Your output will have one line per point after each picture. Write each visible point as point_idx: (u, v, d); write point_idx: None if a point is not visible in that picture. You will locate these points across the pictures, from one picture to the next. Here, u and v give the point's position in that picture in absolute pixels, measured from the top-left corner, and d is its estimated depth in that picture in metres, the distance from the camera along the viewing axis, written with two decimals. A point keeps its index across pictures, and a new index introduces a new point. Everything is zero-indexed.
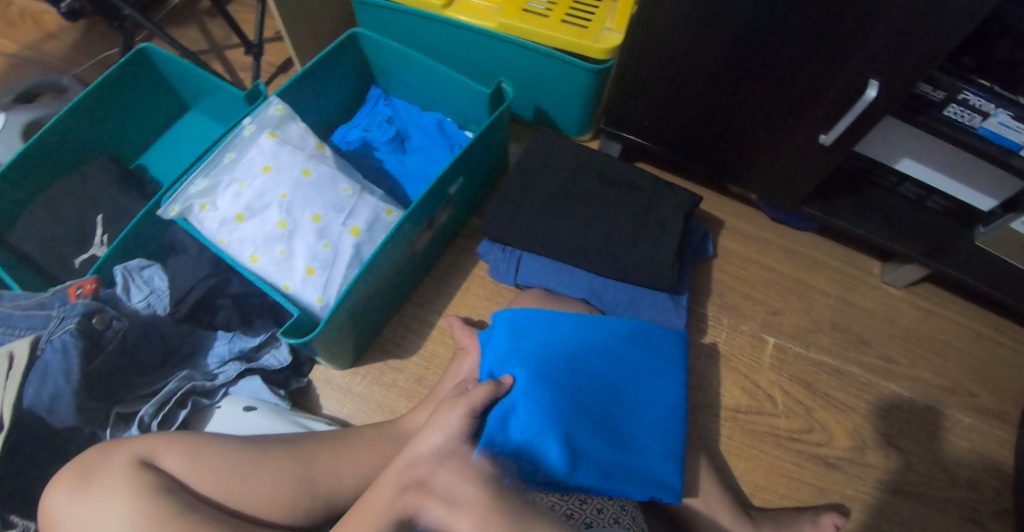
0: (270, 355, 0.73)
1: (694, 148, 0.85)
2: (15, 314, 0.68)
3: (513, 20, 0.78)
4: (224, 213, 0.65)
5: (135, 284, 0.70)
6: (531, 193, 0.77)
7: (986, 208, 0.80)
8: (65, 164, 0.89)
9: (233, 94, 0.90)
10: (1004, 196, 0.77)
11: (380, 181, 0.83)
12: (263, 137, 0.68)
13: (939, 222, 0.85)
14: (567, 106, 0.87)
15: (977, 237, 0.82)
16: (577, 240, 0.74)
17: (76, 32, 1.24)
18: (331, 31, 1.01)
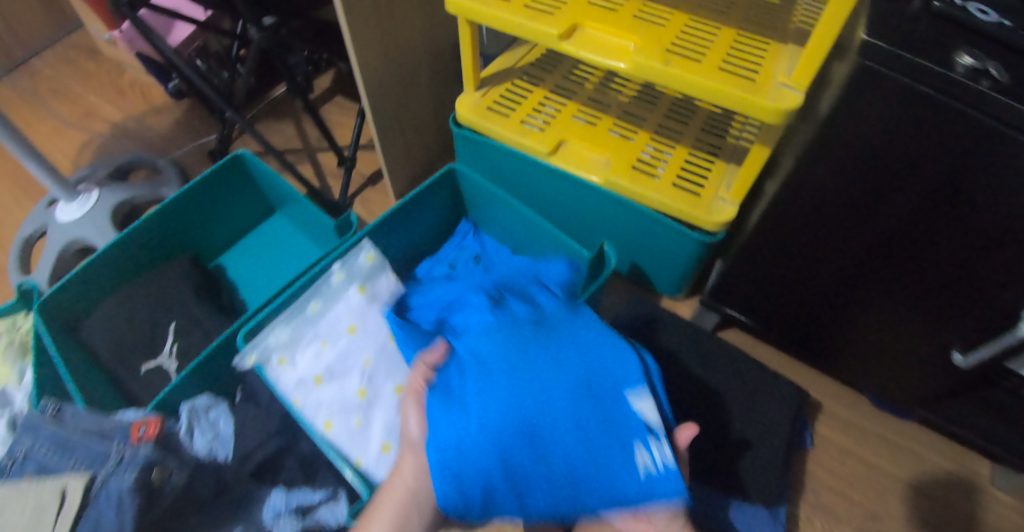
0: (325, 508, 0.68)
1: (799, 331, 0.80)
2: (74, 440, 0.65)
3: (620, 179, 0.76)
4: (303, 372, 0.62)
5: (199, 427, 0.68)
6: None
7: None
8: (147, 259, 0.88)
9: (311, 211, 0.87)
10: None
11: None
12: (352, 292, 0.66)
13: None
14: (667, 265, 0.84)
15: None
16: None
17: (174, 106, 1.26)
18: (425, 151, 1.01)
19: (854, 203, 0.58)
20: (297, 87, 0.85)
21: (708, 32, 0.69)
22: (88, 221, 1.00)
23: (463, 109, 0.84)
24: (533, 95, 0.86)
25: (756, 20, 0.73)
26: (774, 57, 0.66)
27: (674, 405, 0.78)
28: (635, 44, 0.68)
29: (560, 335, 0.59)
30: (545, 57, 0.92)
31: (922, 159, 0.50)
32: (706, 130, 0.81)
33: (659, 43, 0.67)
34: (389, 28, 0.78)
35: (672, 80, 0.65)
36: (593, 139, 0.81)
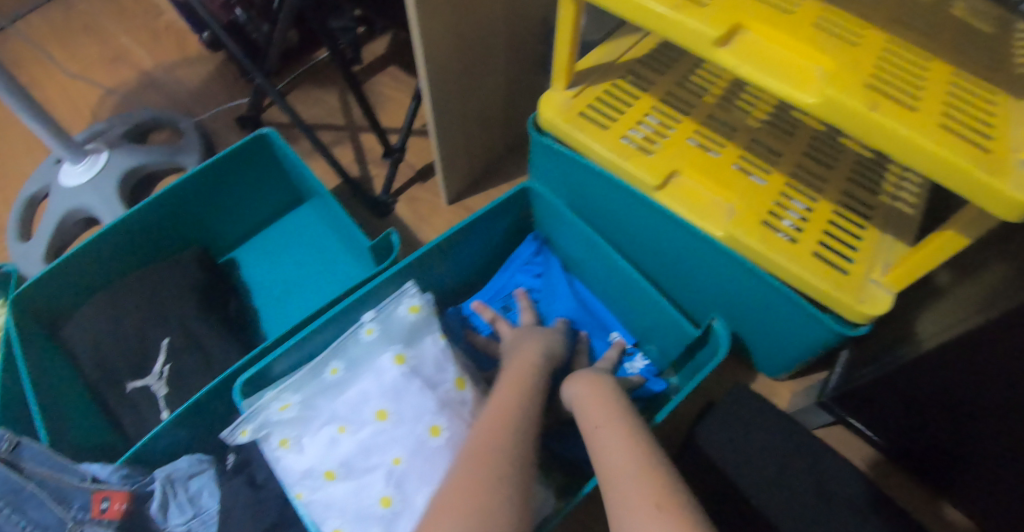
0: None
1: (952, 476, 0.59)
2: (25, 495, 0.49)
3: (748, 236, 0.57)
4: (312, 463, 0.47)
5: (177, 500, 0.53)
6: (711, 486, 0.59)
7: None
8: (153, 250, 0.75)
9: (343, 216, 0.69)
10: None
11: None
12: (387, 359, 0.50)
13: None
14: (779, 345, 0.65)
15: None
16: None
17: (204, 53, 1.07)
18: (492, 147, 0.82)
19: None
20: (340, 57, 0.67)
21: (914, 67, 0.52)
22: (91, 188, 0.85)
23: (548, 111, 0.65)
24: (639, 103, 0.67)
25: (981, 59, 0.53)
26: (1005, 121, 0.48)
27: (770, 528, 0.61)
28: (822, 69, 0.50)
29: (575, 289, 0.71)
30: (654, 53, 0.71)
31: None
32: (858, 180, 0.62)
33: (855, 70, 0.49)
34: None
35: (868, 127, 0.47)
36: (715, 174, 0.62)
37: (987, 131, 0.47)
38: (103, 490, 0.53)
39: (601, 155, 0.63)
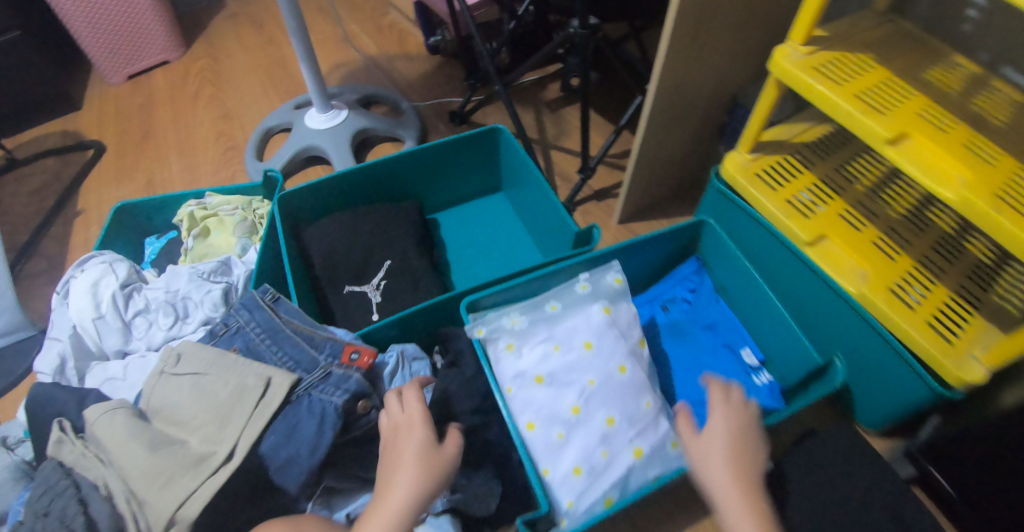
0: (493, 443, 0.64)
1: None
2: (284, 333, 0.67)
3: (877, 298, 0.71)
4: (525, 366, 0.62)
5: (403, 373, 0.68)
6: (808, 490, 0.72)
7: None
8: (382, 194, 0.93)
9: (547, 203, 0.86)
10: None
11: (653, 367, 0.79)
12: (596, 309, 0.65)
13: None
14: (882, 398, 0.77)
15: None
16: None
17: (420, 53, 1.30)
18: (659, 188, 1.00)
19: None
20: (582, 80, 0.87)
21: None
22: (331, 134, 1.06)
23: (731, 167, 0.82)
24: (801, 178, 0.83)
25: None
26: None
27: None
28: (962, 175, 0.63)
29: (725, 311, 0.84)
30: (822, 141, 0.88)
31: None
32: (972, 280, 0.74)
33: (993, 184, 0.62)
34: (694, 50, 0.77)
35: (998, 230, 0.60)
36: (858, 248, 0.77)
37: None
38: (353, 346, 0.65)
39: (769, 210, 0.79)
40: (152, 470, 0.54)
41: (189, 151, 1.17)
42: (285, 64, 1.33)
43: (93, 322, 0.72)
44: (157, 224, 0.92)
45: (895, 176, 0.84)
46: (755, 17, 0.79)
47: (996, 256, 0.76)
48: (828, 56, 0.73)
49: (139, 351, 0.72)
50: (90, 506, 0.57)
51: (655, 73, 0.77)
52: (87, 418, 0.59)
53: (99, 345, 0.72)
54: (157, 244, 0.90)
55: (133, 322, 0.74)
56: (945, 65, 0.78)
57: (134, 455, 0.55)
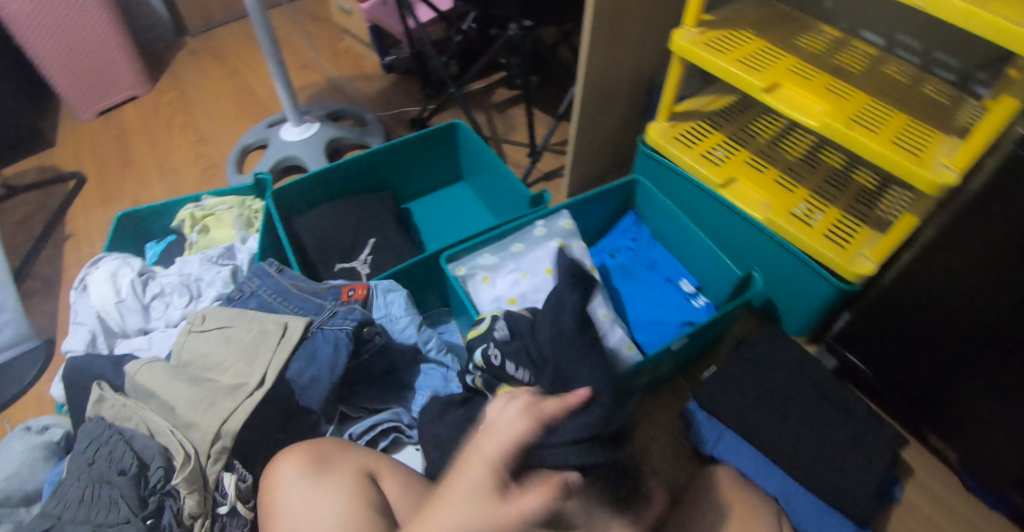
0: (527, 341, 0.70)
1: (917, 391, 0.89)
2: (293, 293, 0.80)
3: (780, 220, 0.88)
4: (499, 292, 0.76)
5: (378, 302, 0.80)
6: (745, 386, 0.87)
7: None
8: (360, 187, 1.05)
9: (505, 181, 0.99)
10: None
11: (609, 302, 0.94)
12: (552, 243, 0.79)
13: None
14: (801, 306, 0.93)
15: None
16: (778, 445, 0.81)
17: (377, 72, 1.43)
18: (601, 164, 1.15)
19: (996, 270, 0.70)
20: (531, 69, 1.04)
21: (882, 114, 0.85)
22: (305, 144, 1.17)
23: (653, 133, 0.99)
24: (711, 137, 1.01)
25: (929, 116, 0.85)
26: (935, 148, 0.79)
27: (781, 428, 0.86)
28: (823, 108, 0.83)
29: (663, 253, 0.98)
30: (728, 107, 1.07)
31: None
32: (857, 201, 0.92)
33: (845, 114, 0.83)
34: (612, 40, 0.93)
35: (856, 144, 0.80)
36: (761, 186, 0.94)
37: (924, 147, 0.79)
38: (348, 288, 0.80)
39: (687, 163, 0.95)
40: (197, 397, 0.66)
41: (170, 173, 1.26)
42: (252, 92, 1.44)
43: (115, 306, 0.83)
44: (156, 231, 1.02)
45: (787, 131, 1.04)
46: (660, 11, 0.97)
47: (877, 184, 0.95)
48: (714, 35, 0.92)
49: (158, 327, 0.83)
50: (134, 442, 0.66)
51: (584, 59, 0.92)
52: (129, 369, 0.70)
53: (122, 325, 0.83)
54: (157, 248, 0.99)
55: (151, 304, 0.85)
56: (810, 34, 0.99)
57: (179, 390, 0.67)
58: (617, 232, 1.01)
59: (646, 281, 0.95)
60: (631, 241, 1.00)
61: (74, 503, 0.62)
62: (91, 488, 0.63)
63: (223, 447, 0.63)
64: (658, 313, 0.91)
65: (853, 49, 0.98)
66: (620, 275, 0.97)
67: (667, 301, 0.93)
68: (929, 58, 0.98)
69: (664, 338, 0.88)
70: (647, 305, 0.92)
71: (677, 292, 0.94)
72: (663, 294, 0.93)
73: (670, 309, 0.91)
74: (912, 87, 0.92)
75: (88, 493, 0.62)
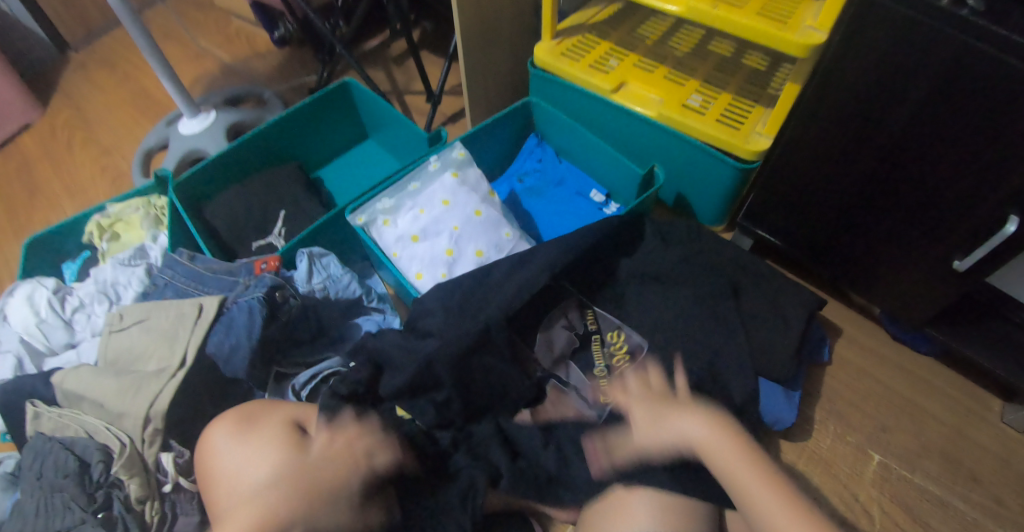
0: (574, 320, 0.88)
1: (829, 259, 0.91)
2: (206, 275, 0.81)
3: (673, 113, 0.86)
4: (402, 231, 0.80)
5: (316, 268, 0.83)
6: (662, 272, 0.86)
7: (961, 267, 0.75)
8: (263, 162, 1.04)
9: (404, 129, 1.00)
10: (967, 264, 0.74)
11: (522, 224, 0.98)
12: (446, 175, 0.83)
13: None
14: (711, 197, 0.94)
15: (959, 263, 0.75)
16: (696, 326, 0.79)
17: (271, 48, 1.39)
18: (501, 96, 1.15)
19: (865, 112, 0.71)
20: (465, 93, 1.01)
21: None
22: (205, 133, 1.15)
23: (541, 54, 0.94)
24: (599, 47, 0.96)
25: None
26: (806, 11, 0.77)
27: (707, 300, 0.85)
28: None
29: (569, 169, 1.03)
30: (615, 14, 1.02)
31: (917, 77, 0.64)
32: (751, 82, 0.90)
33: None
34: None
35: (722, 23, 0.78)
36: (651, 82, 0.91)
37: (792, 13, 0.78)
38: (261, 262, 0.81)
39: (575, 76, 0.91)
40: (123, 388, 0.68)
41: (79, 192, 1.24)
42: (150, 94, 1.41)
43: (37, 327, 0.83)
44: (69, 249, 1.01)
45: (676, 29, 0.99)
46: None
47: (770, 63, 0.93)
48: None
49: (85, 337, 0.84)
50: (75, 445, 0.67)
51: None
52: (56, 379, 0.71)
53: (47, 344, 0.83)
54: (72, 266, 0.98)
55: (73, 318, 0.85)
56: None
57: (104, 383, 0.69)
58: (524, 157, 1.04)
59: (556, 199, 1.00)
60: (538, 163, 1.04)
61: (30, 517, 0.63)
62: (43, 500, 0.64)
63: (155, 429, 0.67)
64: (573, 225, 0.96)
65: None
66: (531, 196, 1.01)
67: (579, 213, 0.98)
68: None
69: None
70: (561, 221, 0.97)
71: (587, 203, 0.99)
72: (572, 208, 0.98)
73: (581, 221, 0.96)
74: None
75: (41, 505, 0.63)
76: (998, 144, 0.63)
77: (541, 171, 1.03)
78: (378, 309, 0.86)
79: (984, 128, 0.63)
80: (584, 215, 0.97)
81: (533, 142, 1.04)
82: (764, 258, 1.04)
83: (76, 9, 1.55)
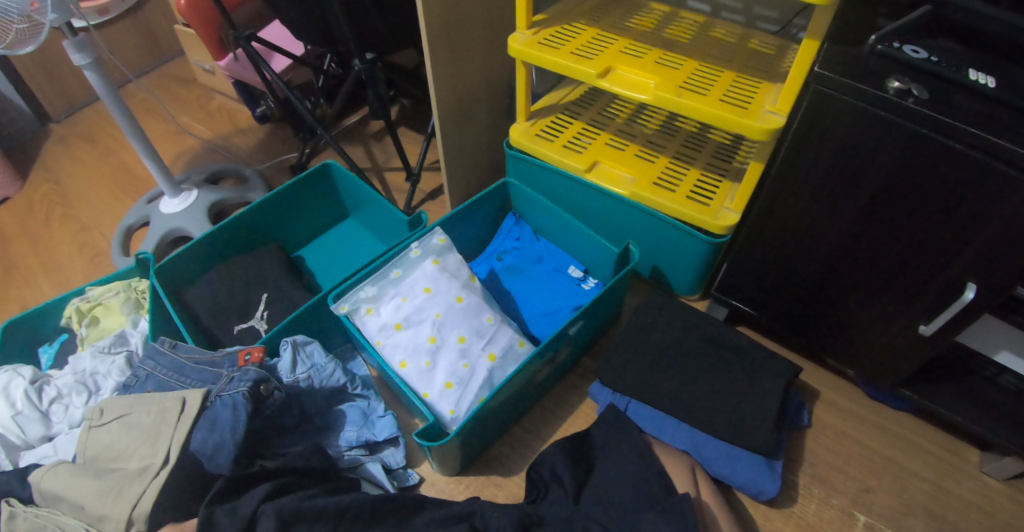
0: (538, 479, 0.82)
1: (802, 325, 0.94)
2: (189, 367, 0.80)
3: (644, 192, 0.90)
4: (385, 320, 0.81)
5: (300, 357, 0.84)
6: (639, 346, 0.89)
7: (925, 332, 0.79)
8: (245, 245, 1.06)
9: (385, 209, 1.02)
10: (933, 328, 0.77)
11: (504, 302, 0.99)
12: (427, 262, 0.85)
13: (1016, 403, 0.84)
14: (685, 268, 0.97)
15: (922, 328, 0.79)
16: (679, 402, 0.82)
17: (253, 126, 1.42)
18: (479, 170, 1.19)
19: (823, 192, 0.76)
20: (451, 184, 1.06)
21: (711, 75, 0.88)
22: (187, 213, 1.16)
23: (516, 135, 0.99)
24: (572, 127, 1.01)
25: (755, 67, 0.90)
26: (761, 98, 0.83)
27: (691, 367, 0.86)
28: (654, 81, 0.87)
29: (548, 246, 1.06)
30: (585, 95, 1.07)
31: (868, 162, 0.69)
32: (716, 158, 0.95)
33: (676, 82, 0.86)
34: (458, 51, 0.96)
35: (686, 109, 0.83)
36: (622, 161, 0.95)
37: (750, 99, 0.83)
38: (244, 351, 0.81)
39: (550, 156, 0.96)
40: (104, 489, 0.66)
41: (56, 271, 1.22)
42: (131, 170, 1.43)
43: (12, 419, 0.81)
44: (46, 332, 1.00)
45: (643, 108, 1.05)
46: (498, 17, 1.00)
47: (732, 139, 0.98)
48: (548, 32, 0.95)
49: (61, 430, 0.82)
50: None
51: (431, 78, 0.94)
52: (33, 479, 0.69)
53: (22, 437, 0.81)
54: (50, 351, 0.97)
55: (50, 409, 0.83)
56: (641, 11, 1.03)
57: (83, 486, 0.67)
58: (503, 235, 1.07)
59: (536, 276, 1.02)
60: (516, 241, 1.06)
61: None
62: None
63: None
64: (554, 302, 0.98)
65: (683, 19, 1.01)
66: (511, 273, 1.03)
67: (558, 290, 1.00)
68: (751, 14, 1.02)
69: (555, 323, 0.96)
70: (543, 299, 0.99)
71: (567, 278, 1.01)
72: (553, 284, 1.01)
73: (562, 297, 0.98)
74: (738, 45, 0.95)
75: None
76: (948, 221, 0.68)
77: (519, 248, 1.05)
78: (362, 395, 0.86)
79: (932, 207, 0.68)
80: (565, 290, 0.99)
81: (511, 222, 1.07)
82: (736, 326, 1.07)
83: (57, 85, 1.57)
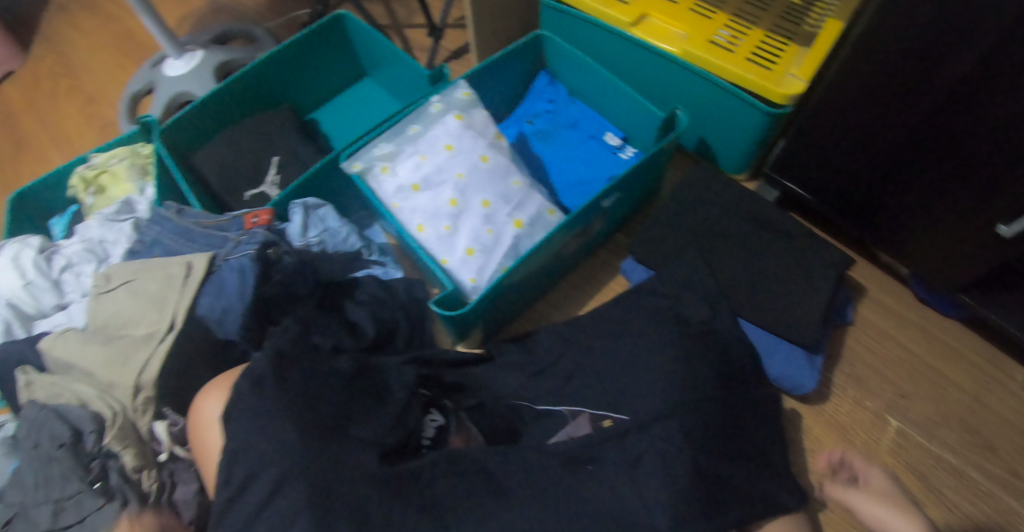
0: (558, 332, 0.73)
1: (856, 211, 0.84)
2: (195, 231, 0.76)
3: (697, 50, 0.78)
4: (402, 181, 0.76)
5: (312, 221, 0.79)
6: (672, 234, 0.81)
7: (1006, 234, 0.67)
8: (256, 105, 0.98)
9: (406, 65, 0.92)
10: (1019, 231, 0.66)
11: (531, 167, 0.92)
12: (449, 118, 0.78)
13: None
14: (733, 139, 0.86)
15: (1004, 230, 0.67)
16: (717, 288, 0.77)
17: None
18: (510, 32, 1.05)
19: (912, 62, 0.62)
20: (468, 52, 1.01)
21: None
22: (192, 76, 1.07)
23: None
24: None
25: None
26: None
27: (733, 255, 0.79)
28: None
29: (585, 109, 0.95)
30: None
31: (974, 23, 0.54)
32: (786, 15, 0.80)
33: None
34: None
35: None
36: (676, 14, 0.82)
37: None
38: (251, 212, 0.77)
39: (591, 7, 0.84)
40: (112, 355, 0.65)
41: (65, 142, 1.18)
42: (133, 34, 1.32)
43: (24, 289, 0.79)
44: (56, 204, 0.97)
45: None
46: None
47: None
48: None
49: (74, 298, 0.81)
50: (68, 415, 0.64)
51: None
52: (44, 345, 0.68)
53: (36, 307, 0.80)
54: (61, 222, 0.94)
55: (62, 278, 0.81)
56: None
57: (92, 351, 0.66)
58: (535, 95, 0.96)
59: (568, 143, 0.93)
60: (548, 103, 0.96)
61: (28, 489, 0.61)
62: (40, 471, 0.62)
63: (148, 397, 0.66)
64: (591, 173, 0.89)
65: None
66: (539, 137, 0.94)
67: (593, 156, 0.91)
68: None
69: (581, 191, 0.88)
70: (572, 166, 0.90)
71: (602, 148, 0.91)
72: (589, 151, 0.91)
73: (592, 167, 0.90)
74: None
75: (39, 477, 0.62)
76: None
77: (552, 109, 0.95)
78: (378, 262, 0.83)
79: None
80: (600, 159, 0.90)
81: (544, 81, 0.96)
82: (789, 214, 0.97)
83: None
